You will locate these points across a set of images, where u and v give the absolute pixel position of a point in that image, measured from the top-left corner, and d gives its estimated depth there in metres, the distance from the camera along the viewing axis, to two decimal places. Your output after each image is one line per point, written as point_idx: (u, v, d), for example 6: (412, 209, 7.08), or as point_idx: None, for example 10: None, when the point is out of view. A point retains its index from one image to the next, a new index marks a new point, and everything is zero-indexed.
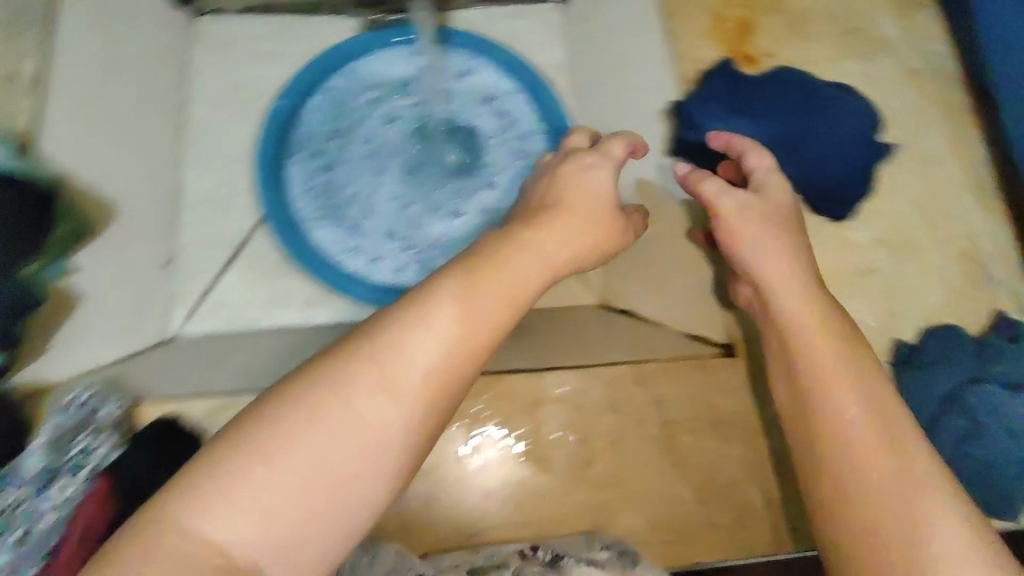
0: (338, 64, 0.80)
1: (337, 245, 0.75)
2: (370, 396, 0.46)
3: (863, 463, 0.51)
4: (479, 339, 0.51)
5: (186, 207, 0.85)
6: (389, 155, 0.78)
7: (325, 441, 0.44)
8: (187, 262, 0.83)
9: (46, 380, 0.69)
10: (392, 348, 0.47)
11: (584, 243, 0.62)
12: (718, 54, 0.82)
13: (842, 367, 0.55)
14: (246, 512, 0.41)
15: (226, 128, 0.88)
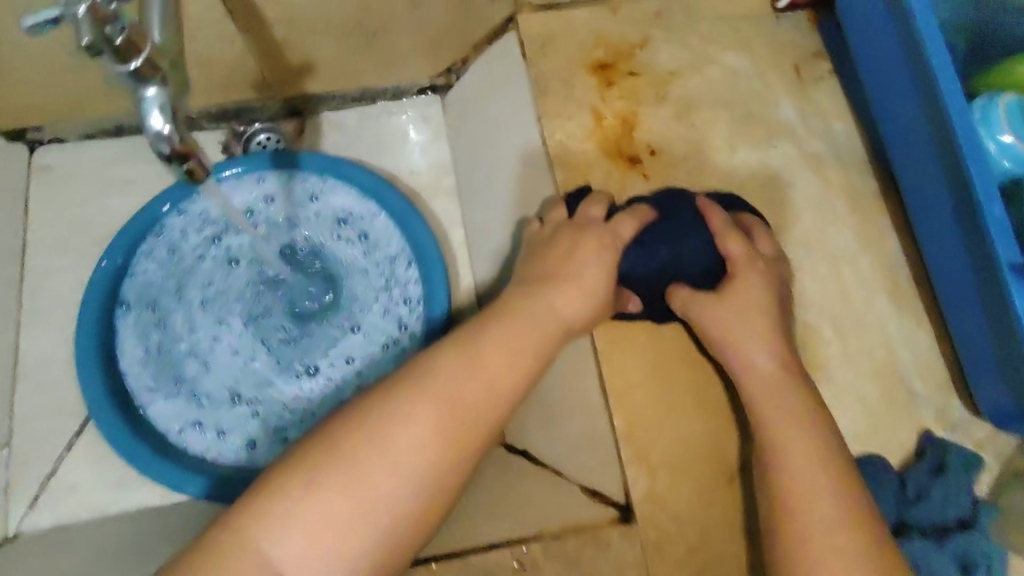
0: (175, 213, 0.79)
1: (174, 413, 0.76)
2: (416, 444, 0.51)
3: (818, 523, 0.53)
4: (467, 422, 0.53)
5: (25, 374, 0.75)
6: (235, 310, 0.79)
7: (384, 462, 0.50)
8: (28, 442, 0.72)
9: None
10: (438, 401, 0.52)
11: (590, 305, 0.61)
12: (601, 157, 0.74)
13: (771, 375, 0.60)
14: (308, 530, 0.47)
15: (73, 275, 0.79)
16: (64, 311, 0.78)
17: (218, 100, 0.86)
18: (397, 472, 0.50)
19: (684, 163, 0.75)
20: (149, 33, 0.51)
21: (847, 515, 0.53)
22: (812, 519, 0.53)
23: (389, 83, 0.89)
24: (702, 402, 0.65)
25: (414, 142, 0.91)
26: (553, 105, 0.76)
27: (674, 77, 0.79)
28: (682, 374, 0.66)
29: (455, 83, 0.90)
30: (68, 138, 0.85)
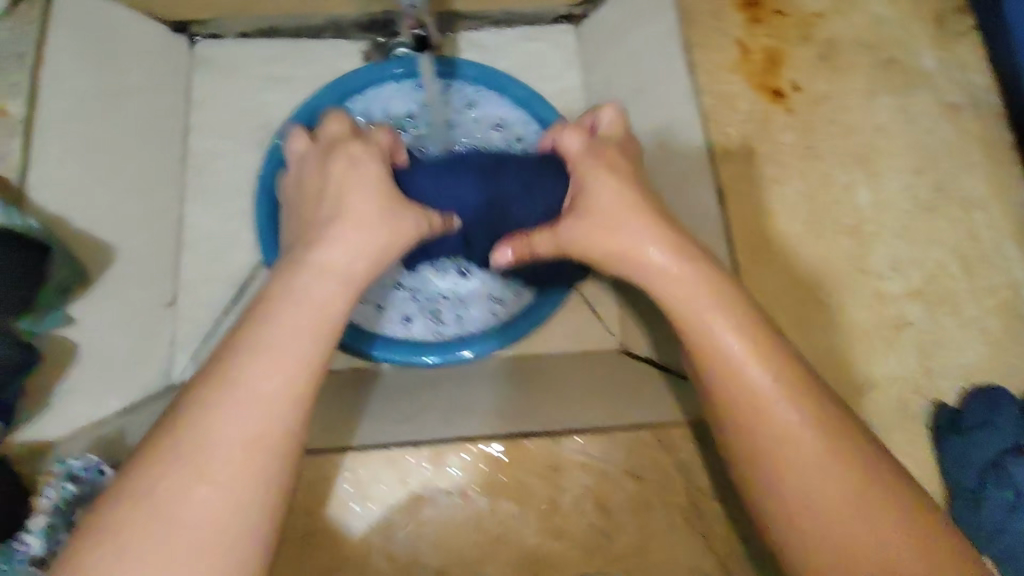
0: (338, 96, 0.86)
1: None
2: (267, 368, 0.48)
3: (783, 436, 0.49)
4: (318, 330, 0.51)
5: (190, 244, 0.82)
6: None
7: (247, 410, 0.47)
8: (193, 301, 0.79)
9: (37, 437, 0.63)
10: (290, 313, 0.50)
11: (375, 237, 0.56)
12: (748, 89, 0.77)
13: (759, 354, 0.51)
14: (162, 534, 0.43)
15: (234, 159, 0.86)
16: (227, 190, 0.85)
17: (370, 9, 0.90)
18: (252, 399, 0.47)
19: (827, 101, 0.77)
20: None
21: (817, 421, 0.49)
22: (772, 434, 0.50)
23: (529, 8, 0.94)
24: (835, 321, 0.70)
25: (549, 67, 0.95)
26: (701, 36, 0.79)
27: (820, 19, 0.81)
28: (816, 294, 0.71)
29: (595, 12, 0.93)
30: (227, 34, 0.91)
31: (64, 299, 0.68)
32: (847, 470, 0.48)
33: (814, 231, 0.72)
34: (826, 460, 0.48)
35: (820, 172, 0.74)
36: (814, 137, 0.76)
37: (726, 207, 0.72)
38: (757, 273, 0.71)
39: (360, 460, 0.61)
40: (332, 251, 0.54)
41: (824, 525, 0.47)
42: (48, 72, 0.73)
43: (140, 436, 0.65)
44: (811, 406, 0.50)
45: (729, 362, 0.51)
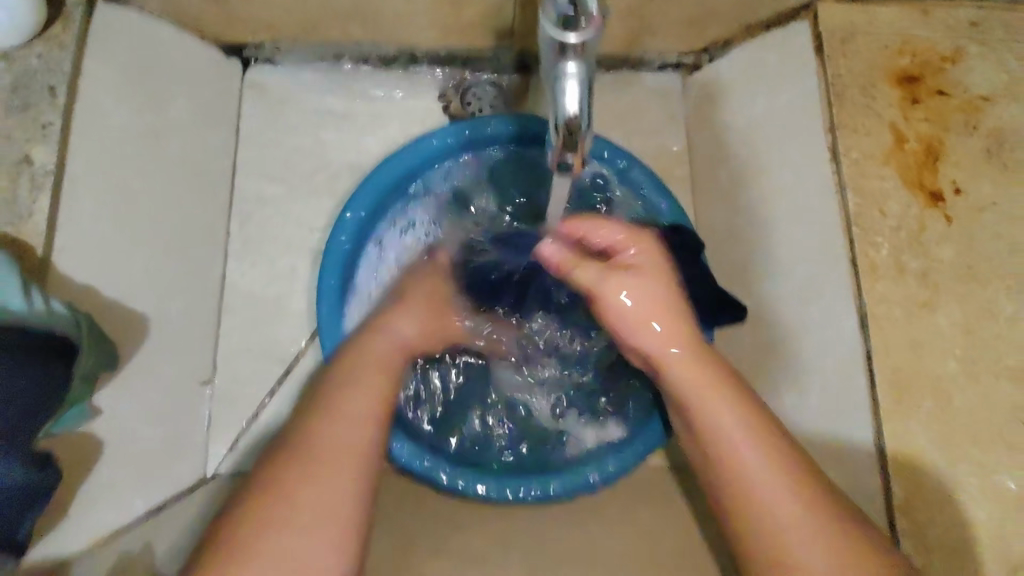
0: (423, 150, 0.69)
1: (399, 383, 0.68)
2: (353, 422, 0.48)
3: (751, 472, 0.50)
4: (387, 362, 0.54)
5: (232, 310, 0.74)
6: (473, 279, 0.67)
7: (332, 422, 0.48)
8: (233, 381, 0.72)
9: (58, 555, 0.55)
10: (364, 371, 0.51)
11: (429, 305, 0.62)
12: (901, 187, 0.65)
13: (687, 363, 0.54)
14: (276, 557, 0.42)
15: (286, 211, 0.76)
16: (276, 249, 0.76)
17: (451, 43, 0.76)
18: (347, 448, 0.47)
19: (991, 208, 0.64)
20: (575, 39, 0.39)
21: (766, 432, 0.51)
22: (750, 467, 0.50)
23: (633, 53, 0.82)
24: (992, 487, 0.58)
25: (650, 119, 0.84)
26: (849, 117, 0.66)
27: (987, 104, 0.67)
28: (975, 453, 0.58)
29: (711, 62, 0.81)
30: (285, 60, 0.79)
31: (89, 389, 0.56)
32: (834, 541, 0.47)
33: (973, 373, 0.61)
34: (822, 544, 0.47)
35: (983, 299, 0.62)
36: (975, 254, 0.63)
37: (869, 338, 0.61)
38: (902, 419, 0.60)
39: None
40: (394, 326, 0.58)
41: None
42: (82, 106, 0.61)
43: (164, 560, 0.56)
44: (788, 479, 0.50)
45: (719, 441, 0.51)
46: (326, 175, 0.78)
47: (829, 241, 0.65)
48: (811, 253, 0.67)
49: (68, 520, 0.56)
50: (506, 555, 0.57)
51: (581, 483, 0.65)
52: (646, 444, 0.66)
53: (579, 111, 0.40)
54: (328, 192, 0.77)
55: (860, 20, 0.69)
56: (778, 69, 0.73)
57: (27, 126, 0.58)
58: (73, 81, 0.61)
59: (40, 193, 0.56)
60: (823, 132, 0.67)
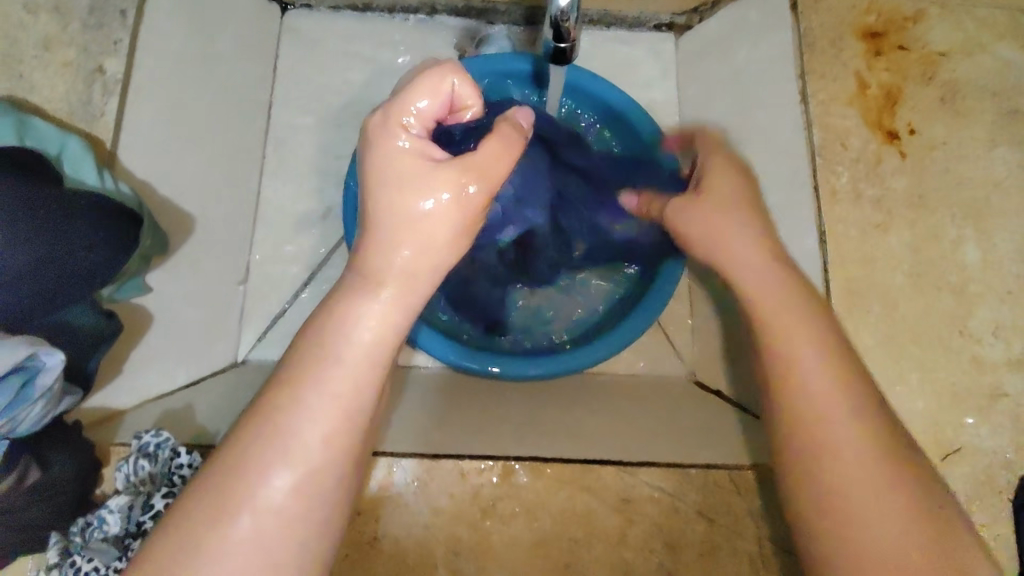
0: None
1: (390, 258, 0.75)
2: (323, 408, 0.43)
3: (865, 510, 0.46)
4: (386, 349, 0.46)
5: (265, 223, 0.83)
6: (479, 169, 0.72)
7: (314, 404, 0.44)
8: (264, 285, 0.81)
9: (108, 407, 0.63)
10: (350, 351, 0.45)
11: (413, 258, 0.47)
12: (862, 126, 0.73)
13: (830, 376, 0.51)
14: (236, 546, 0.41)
15: (316, 139, 0.86)
16: (304, 172, 0.85)
17: None
18: (338, 419, 0.44)
19: (942, 148, 0.73)
20: None
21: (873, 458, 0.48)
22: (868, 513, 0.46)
23: (631, 12, 0.91)
24: (929, 383, 0.66)
25: (646, 73, 0.93)
26: (819, 64, 0.75)
27: (944, 59, 0.76)
28: (911, 351, 0.67)
29: (701, 22, 0.90)
30: (318, 7, 0.88)
31: (144, 266, 0.66)
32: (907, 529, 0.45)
33: (918, 286, 0.69)
34: (860, 447, 0.48)
35: (930, 223, 0.70)
36: (925, 185, 0.72)
37: (827, 250, 0.70)
38: (854, 322, 0.68)
39: (396, 461, 0.61)
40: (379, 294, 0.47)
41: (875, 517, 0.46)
42: (146, 28, 0.70)
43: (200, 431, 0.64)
44: (840, 377, 0.51)
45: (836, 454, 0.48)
46: (353, 107, 0.87)
47: (796, 170, 0.74)
48: (783, 184, 0.75)
49: (119, 378, 0.65)
50: (503, 434, 0.66)
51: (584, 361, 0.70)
52: (646, 318, 0.71)
53: (570, 5, 0.47)
54: (353, 123, 0.86)
55: None
56: (758, 25, 0.81)
57: (99, 40, 0.67)
58: (140, 7, 0.70)
59: (110, 96, 0.66)
60: (794, 78, 0.75)
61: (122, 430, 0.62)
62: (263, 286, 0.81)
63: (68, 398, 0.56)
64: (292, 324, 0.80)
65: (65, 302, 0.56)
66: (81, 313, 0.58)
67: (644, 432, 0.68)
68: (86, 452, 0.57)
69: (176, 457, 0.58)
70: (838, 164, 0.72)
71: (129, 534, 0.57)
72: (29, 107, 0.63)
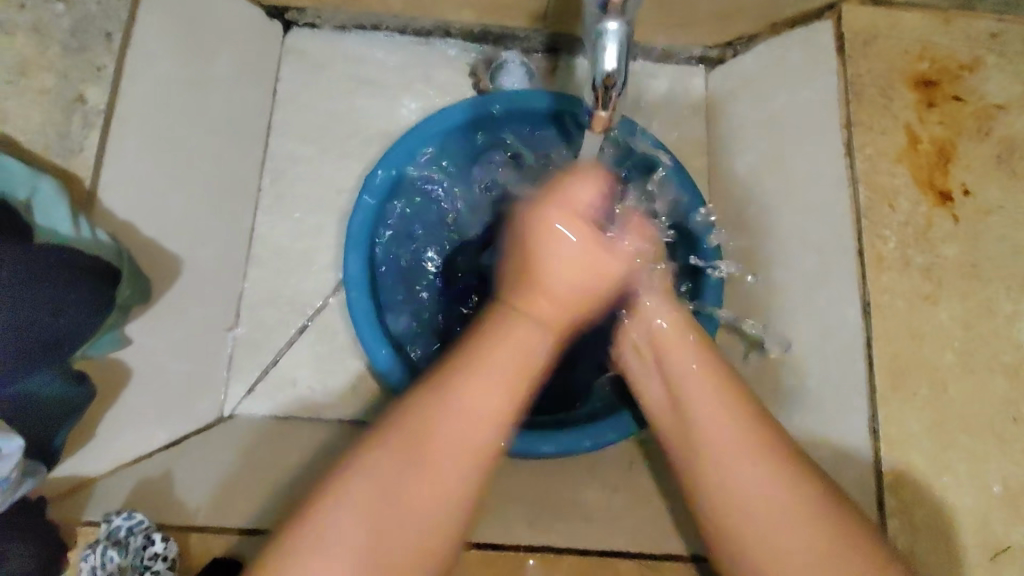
0: (435, 124, 0.72)
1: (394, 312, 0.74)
2: (454, 412, 0.46)
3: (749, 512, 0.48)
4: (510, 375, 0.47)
5: (258, 262, 0.77)
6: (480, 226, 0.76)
7: (450, 422, 0.46)
8: (256, 329, 0.75)
9: (79, 474, 0.58)
10: (496, 369, 0.47)
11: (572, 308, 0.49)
12: (912, 185, 0.67)
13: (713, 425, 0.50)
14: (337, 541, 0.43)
15: (317, 170, 0.79)
16: (302, 208, 0.78)
17: (485, 21, 0.79)
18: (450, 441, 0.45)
19: (998, 212, 0.66)
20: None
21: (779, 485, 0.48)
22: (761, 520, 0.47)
23: (660, 44, 0.85)
24: (977, 474, 0.60)
25: (673, 108, 0.87)
26: (866, 115, 0.69)
27: (1002, 112, 0.69)
28: (959, 438, 0.61)
29: (736, 57, 0.84)
30: (324, 27, 0.82)
31: (123, 318, 0.60)
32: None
33: (968, 365, 0.63)
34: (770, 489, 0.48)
35: (982, 296, 0.64)
36: (979, 253, 0.65)
37: (870, 323, 0.64)
38: (897, 404, 0.62)
39: None
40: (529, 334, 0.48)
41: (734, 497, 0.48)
42: (133, 53, 0.64)
43: (179, 512, 0.59)
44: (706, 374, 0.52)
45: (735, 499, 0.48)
46: (358, 137, 0.81)
47: (837, 229, 0.68)
48: (823, 244, 0.69)
49: (91, 444, 0.59)
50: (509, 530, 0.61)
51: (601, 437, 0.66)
52: None
53: (617, 69, 0.44)
54: (357, 154, 0.80)
55: (882, 26, 0.72)
56: (799, 66, 0.75)
57: (80, 67, 0.60)
58: (127, 29, 0.63)
59: (91, 130, 0.59)
60: (839, 129, 0.69)
61: (94, 504, 0.57)
62: (257, 331, 0.75)
63: (28, 481, 0.51)
64: (284, 376, 0.74)
65: (26, 370, 0.49)
66: (43, 380, 0.51)
67: (666, 520, 0.62)
68: (50, 536, 0.52)
69: (151, 544, 0.54)
70: (886, 226, 0.66)
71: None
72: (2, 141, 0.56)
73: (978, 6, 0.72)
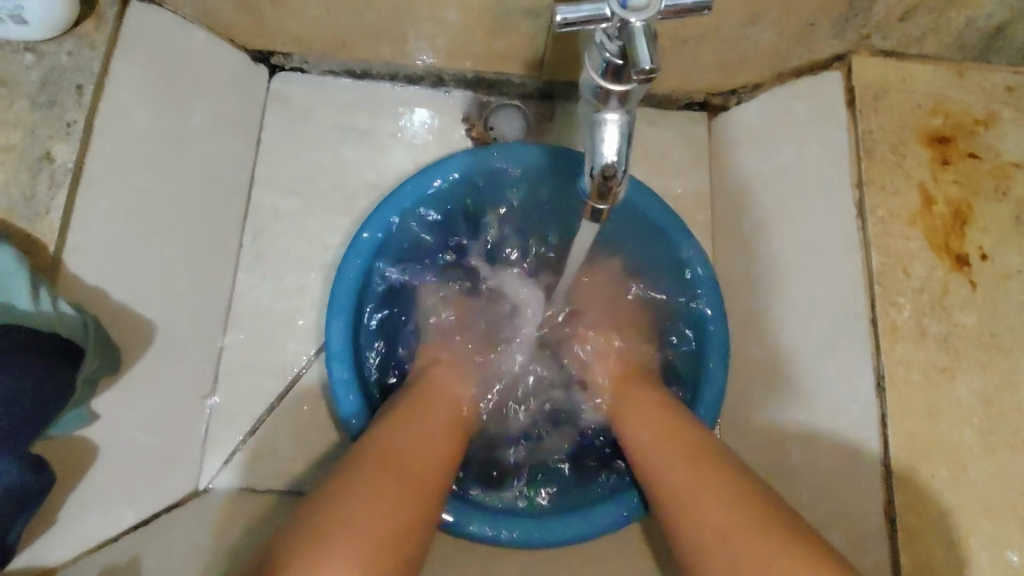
0: (429, 179, 0.69)
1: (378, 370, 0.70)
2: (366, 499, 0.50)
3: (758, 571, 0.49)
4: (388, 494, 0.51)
5: (238, 322, 0.73)
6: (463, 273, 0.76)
7: (363, 514, 0.49)
8: (233, 396, 0.71)
9: (38, 564, 0.53)
10: (413, 432, 0.57)
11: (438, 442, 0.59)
12: (927, 249, 0.64)
13: (690, 476, 0.56)
14: None
15: (301, 224, 0.76)
16: (286, 264, 0.75)
17: (479, 68, 0.76)
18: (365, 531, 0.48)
19: (1017, 277, 0.63)
20: (625, 88, 0.39)
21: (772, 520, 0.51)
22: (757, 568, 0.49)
23: (661, 91, 0.82)
24: (1001, 562, 0.56)
25: (676, 156, 0.84)
26: (878, 173, 0.65)
27: (1020, 170, 0.66)
28: (983, 523, 0.57)
29: (739, 105, 0.81)
30: (312, 72, 0.79)
31: (90, 393, 0.56)
32: None
33: (989, 444, 0.59)
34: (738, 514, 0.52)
35: (1003, 368, 0.61)
36: (999, 321, 0.62)
37: (884, 398, 0.60)
38: (914, 487, 0.58)
39: None
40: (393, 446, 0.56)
41: (720, 546, 0.51)
42: (107, 106, 0.61)
43: None
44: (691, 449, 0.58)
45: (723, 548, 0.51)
46: (346, 188, 0.77)
47: (848, 295, 0.65)
48: (834, 310, 0.66)
49: (51, 531, 0.54)
50: None
51: (602, 522, 0.62)
52: None
53: (619, 160, 0.41)
54: (344, 206, 0.77)
55: (894, 79, 0.68)
56: (807, 118, 0.72)
57: (49, 122, 0.57)
58: (100, 81, 0.60)
59: (59, 190, 0.56)
60: (849, 188, 0.66)
61: None
62: (236, 397, 0.71)
63: None
64: (267, 446, 0.70)
65: None
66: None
67: None
68: None
69: None
70: (902, 293, 0.62)
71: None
72: None
73: (993, 59, 0.69)
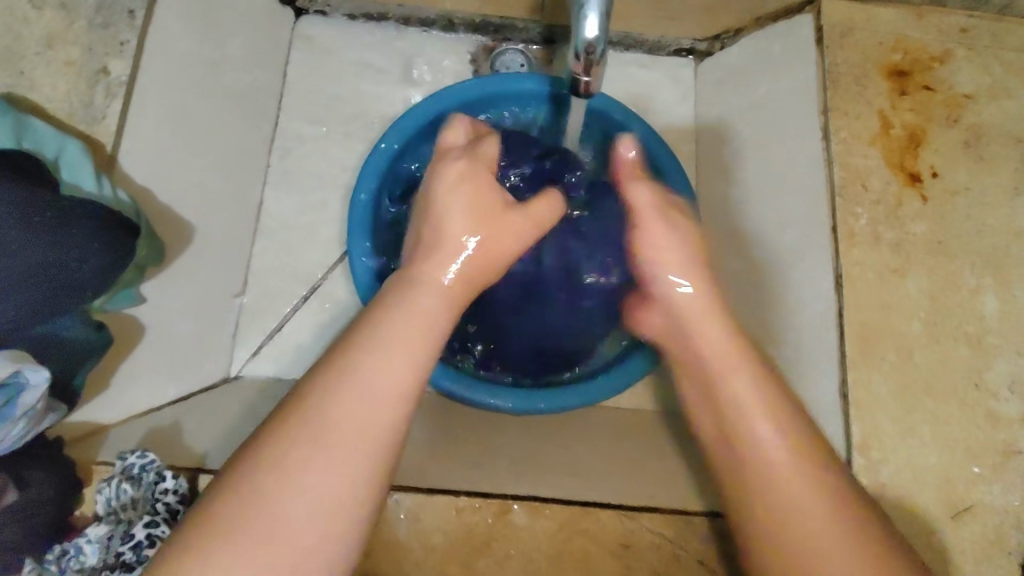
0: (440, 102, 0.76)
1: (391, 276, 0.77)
2: (345, 414, 0.43)
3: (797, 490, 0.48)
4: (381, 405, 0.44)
5: (264, 235, 0.82)
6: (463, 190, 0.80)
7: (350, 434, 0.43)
8: (261, 295, 0.80)
9: (91, 421, 0.61)
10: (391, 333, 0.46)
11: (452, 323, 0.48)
12: (884, 167, 0.71)
13: (737, 381, 0.53)
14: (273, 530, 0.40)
15: (321, 149, 0.84)
16: (307, 185, 0.83)
17: (485, 10, 0.84)
18: (340, 454, 0.42)
19: (964, 193, 0.71)
20: None
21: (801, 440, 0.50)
22: (788, 481, 0.49)
23: (652, 35, 0.90)
24: (940, 436, 0.64)
25: (664, 97, 0.92)
26: (841, 100, 0.73)
27: (970, 101, 0.74)
28: (925, 402, 0.65)
29: (722, 49, 0.89)
30: (333, 14, 0.87)
31: (138, 277, 0.63)
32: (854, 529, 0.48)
33: (934, 335, 0.67)
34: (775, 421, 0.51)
35: (949, 270, 0.68)
36: (946, 230, 0.69)
37: (841, 293, 0.68)
38: (866, 369, 0.66)
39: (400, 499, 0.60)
40: (383, 361, 0.45)
41: (763, 454, 0.50)
42: (155, 28, 0.67)
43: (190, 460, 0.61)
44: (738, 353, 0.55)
45: (761, 448, 0.50)
46: (362, 118, 0.85)
47: (813, 207, 0.72)
48: (799, 222, 0.74)
49: (105, 394, 0.62)
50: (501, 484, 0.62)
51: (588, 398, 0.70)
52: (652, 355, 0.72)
53: (598, 37, 0.49)
54: (360, 135, 0.85)
55: (859, 18, 0.76)
56: (781, 55, 0.80)
57: (105, 41, 0.63)
58: (150, 6, 0.66)
59: (114, 100, 0.62)
60: (816, 113, 0.74)
61: (106, 448, 0.60)
62: (263, 299, 0.80)
63: (49, 416, 0.53)
64: (289, 341, 0.79)
65: (52, 312, 0.54)
66: (68, 324, 0.55)
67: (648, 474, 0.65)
68: (67, 473, 0.55)
69: (159, 481, 0.58)
70: (860, 203, 0.70)
71: (105, 566, 0.54)
72: (27, 105, 0.59)
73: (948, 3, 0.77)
